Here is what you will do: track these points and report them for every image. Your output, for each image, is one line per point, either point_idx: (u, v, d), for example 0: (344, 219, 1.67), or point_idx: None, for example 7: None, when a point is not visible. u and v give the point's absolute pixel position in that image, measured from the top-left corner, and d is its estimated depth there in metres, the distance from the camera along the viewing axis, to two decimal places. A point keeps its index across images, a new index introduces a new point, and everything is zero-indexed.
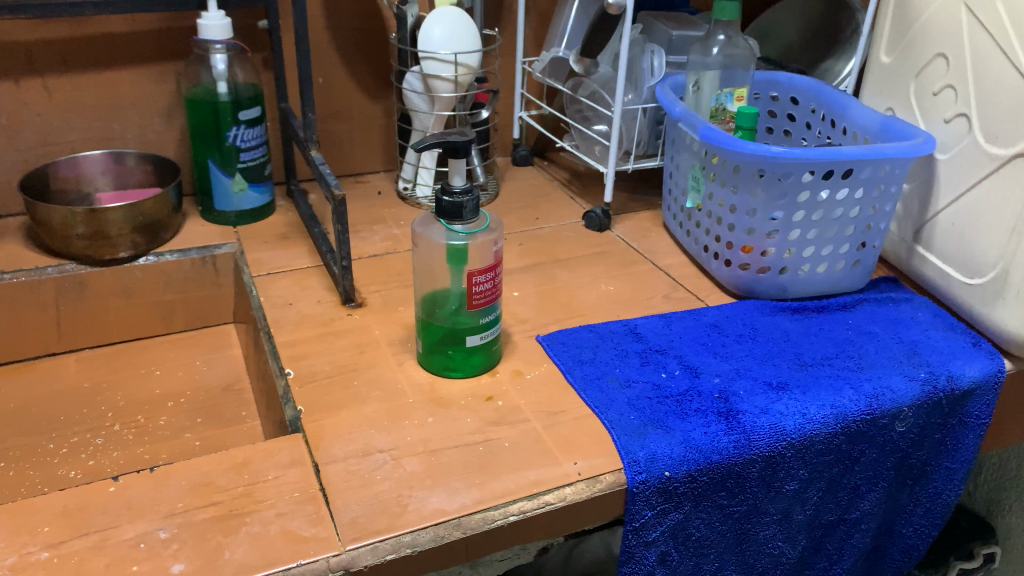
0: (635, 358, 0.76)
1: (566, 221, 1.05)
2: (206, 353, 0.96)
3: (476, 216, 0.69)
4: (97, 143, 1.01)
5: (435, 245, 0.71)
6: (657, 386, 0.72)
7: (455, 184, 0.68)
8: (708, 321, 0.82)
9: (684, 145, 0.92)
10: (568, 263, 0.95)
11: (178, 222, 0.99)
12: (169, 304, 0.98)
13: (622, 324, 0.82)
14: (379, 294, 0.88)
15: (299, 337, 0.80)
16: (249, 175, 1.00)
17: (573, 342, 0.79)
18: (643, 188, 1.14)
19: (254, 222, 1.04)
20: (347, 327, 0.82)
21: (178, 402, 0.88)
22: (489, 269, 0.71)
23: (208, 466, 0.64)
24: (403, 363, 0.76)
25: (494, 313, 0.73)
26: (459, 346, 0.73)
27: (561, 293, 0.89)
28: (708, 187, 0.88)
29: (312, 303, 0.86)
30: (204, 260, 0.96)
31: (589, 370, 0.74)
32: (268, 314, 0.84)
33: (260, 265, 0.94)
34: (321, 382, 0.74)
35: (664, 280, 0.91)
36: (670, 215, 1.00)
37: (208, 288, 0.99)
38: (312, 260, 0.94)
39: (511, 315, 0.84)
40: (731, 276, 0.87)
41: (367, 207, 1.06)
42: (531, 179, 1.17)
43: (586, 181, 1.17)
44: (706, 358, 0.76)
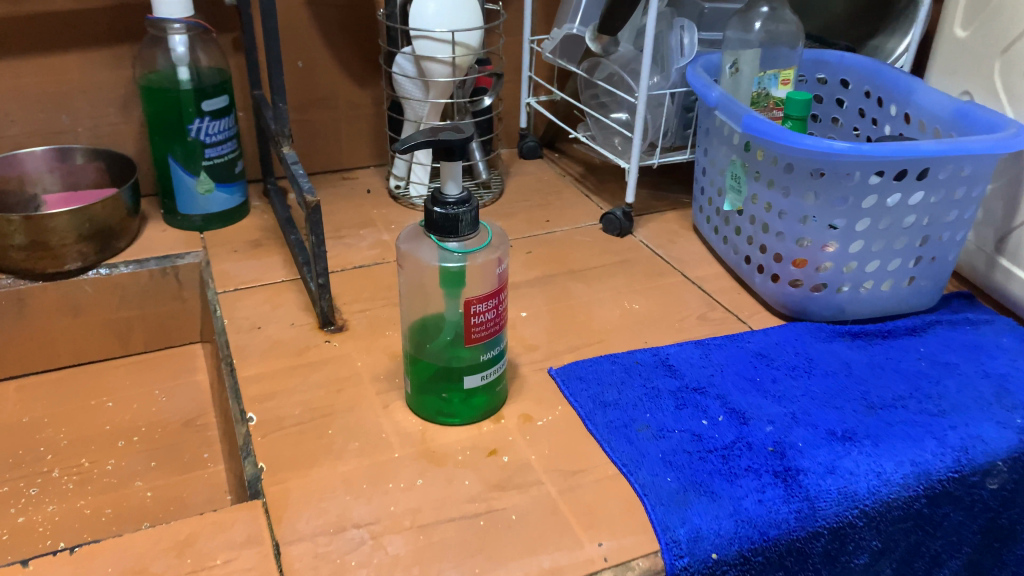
0: (670, 400, 0.64)
1: (581, 224, 0.92)
2: (168, 380, 0.82)
3: (475, 231, 0.56)
4: (44, 138, 0.88)
5: (426, 267, 0.58)
6: (698, 438, 0.60)
7: (448, 194, 0.55)
8: (752, 351, 0.70)
9: (721, 139, 0.79)
10: (585, 276, 0.81)
11: (134, 228, 0.86)
12: (125, 323, 0.84)
13: (651, 353, 0.69)
14: (365, 315, 0.75)
15: (267, 370, 0.67)
16: (216, 173, 0.86)
17: (593, 377, 0.66)
18: (667, 185, 1.00)
19: (225, 226, 0.90)
20: (325, 357, 0.69)
21: (130, 441, 0.75)
22: (491, 296, 0.58)
23: (143, 547, 0.52)
24: (389, 405, 0.63)
25: (496, 348, 0.60)
26: (455, 388, 0.60)
27: (577, 313, 0.75)
28: (751, 188, 0.75)
29: (284, 326, 0.73)
30: (164, 272, 0.84)
31: (615, 415, 0.62)
32: (232, 340, 0.71)
33: (227, 279, 0.81)
34: (289, 431, 0.61)
35: (696, 296, 0.78)
36: (703, 218, 0.87)
37: (170, 303, 0.86)
38: (287, 273, 0.81)
39: (519, 342, 0.71)
40: (779, 294, 0.74)
41: (354, 209, 0.93)
42: (541, 174, 1.03)
43: (602, 175, 1.03)
44: (754, 400, 0.64)
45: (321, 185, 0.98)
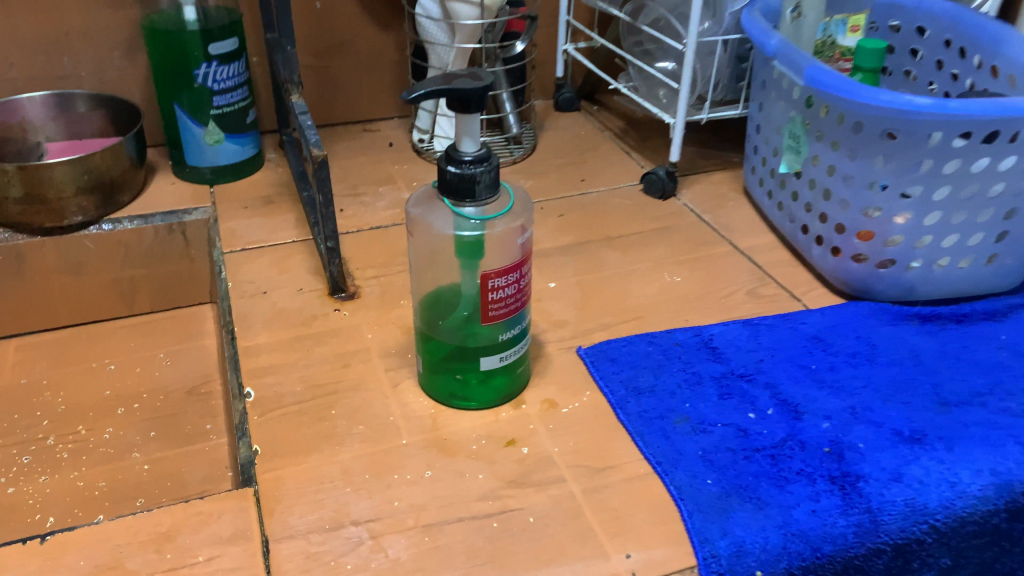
0: (713, 389, 0.57)
1: (619, 185, 0.84)
2: (173, 343, 0.77)
3: (495, 195, 0.50)
4: (45, 83, 0.82)
5: (440, 234, 0.51)
6: (743, 434, 0.53)
7: (465, 151, 0.48)
8: (807, 334, 0.63)
9: (778, 93, 0.71)
10: (622, 244, 0.74)
11: (140, 181, 0.81)
12: (129, 282, 0.80)
13: (692, 334, 0.63)
14: (379, 282, 0.69)
15: (269, 341, 0.62)
16: (226, 123, 0.80)
17: (626, 360, 0.60)
18: (715, 143, 0.92)
19: (236, 180, 0.84)
20: (333, 328, 0.63)
21: (130, 408, 0.70)
22: (512, 269, 0.51)
23: (121, 539, 0.47)
24: (398, 385, 0.57)
25: (517, 327, 0.53)
26: (471, 370, 0.54)
27: (611, 286, 0.68)
28: (811, 150, 0.67)
29: (291, 292, 0.67)
30: (170, 229, 0.78)
31: (649, 405, 0.56)
32: (234, 307, 0.65)
33: (235, 238, 0.75)
34: (289, 411, 0.55)
35: (744, 270, 0.70)
36: (755, 181, 0.78)
37: (177, 263, 0.81)
38: (299, 233, 0.76)
39: (545, 317, 0.65)
40: (839, 270, 0.66)
41: (373, 165, 0.86)
42: (577, 129, 0.96)
43: (644, 131, 0.95)
44: (808, 391, 0.57)
45: (341, 138, 0.92)
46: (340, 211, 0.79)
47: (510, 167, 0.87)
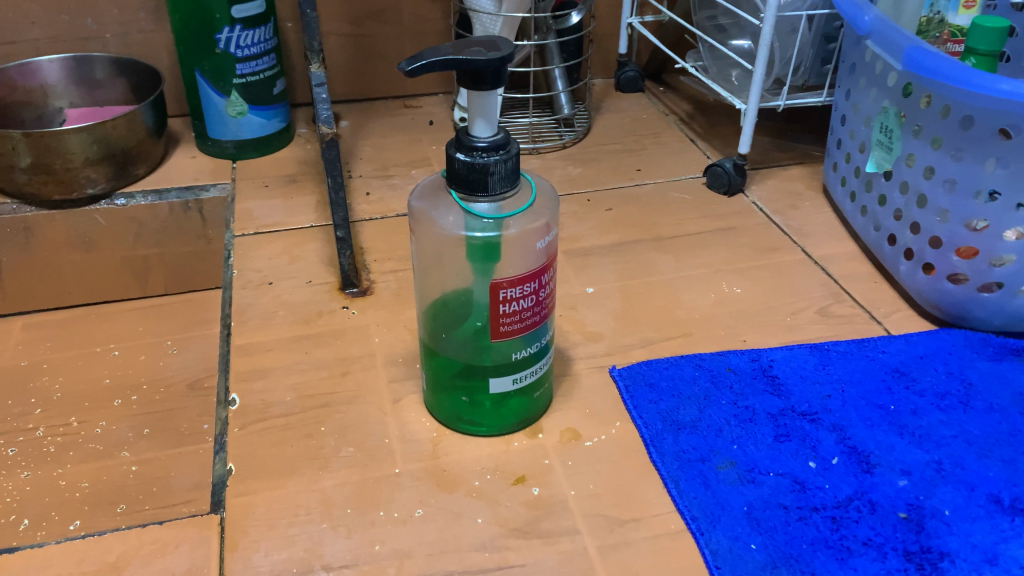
0: (768, 428, 0.48)
1: (680, 176, 0.75)
2: (180, 331, 0.72)
3: (514, 188, 0.42)
4: (68, 44, 0.78)
5: (446, 234, 0.43)
6: (800, 489, 0.44)
7: (478, 137, 0.40)
8: (887, 366, 0.53)
9: (870, 78, 0.60)
10: (676, 246, 0.65)
11: (157, 154, 0.75)
12: (142, 261, 0.75)
13: (748, 358, 0.53)
14: (397, 277, 0.62)
15: (267, 339, 0.55)
16: (250, 94, 0.74)
17: (666, 386, 0.51)
18: (794, 133, 0.81)
19: (261, 156, 0.78)
20: (339, 328, 0.56)
21: (128, 401, 0.65)
22: (529, 278, 0.43)
23: (62, 567, 0.41)
24: (400, 400, 0.50)
25: (536, 344, 0.45)
26: (479, 393, 0.46)
27: (659, 295, 0.59)
28: (906, 146, 0.56)
29: (298, 284, 0.61)
30: (186, 206, 0.73)
31: (689, 444, 0.47)
32: (235, 298, 0.59)
33: (249, 219, 0.69)
34: (273, 424, 0.49)
35: (816, 284, 0.61)
36: (837, 179, 0.68)
37: (193, 243, 0.75)
38: (318, 217, 0.69)
39: (578, 328, 0.56)
40: (931, 290, 0.56)
41: (408, 144, 0.80)
42: (637, 112, 0.86)
43: (714, 116, 0.85)
44: (885, 439, 0.47)
45: (378, 113, 0.86)
46: (366, 194, 0.72)
47: (559, 152, 0.78)
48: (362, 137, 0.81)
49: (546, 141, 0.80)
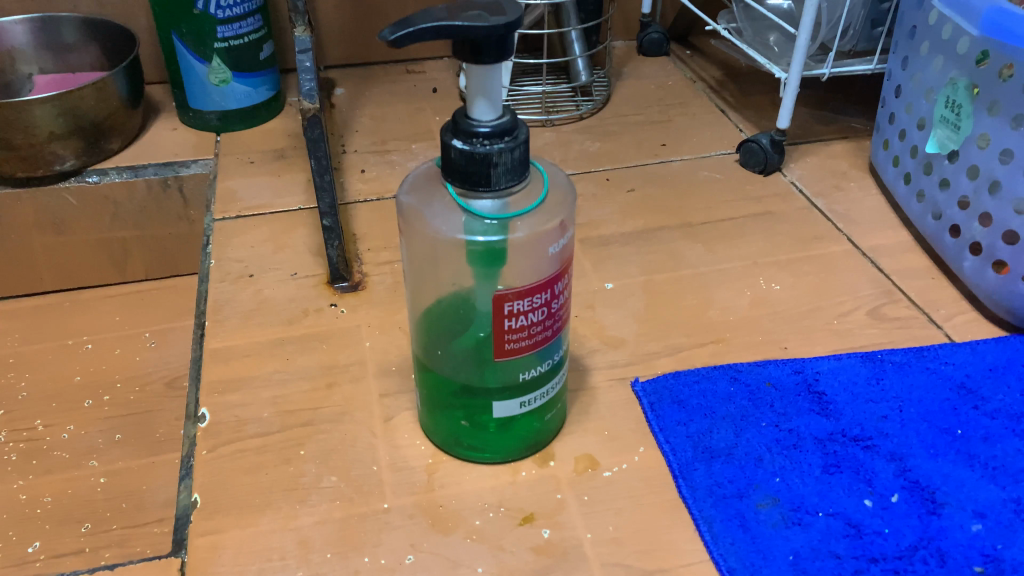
0: (815, 457, 0.42)
1: (709, 152, 0.67)
2: (160, 323, 0.66)
3: (520, 182, 0.35)
4: (37, 4, 0.70)
5: (441, 238, 0.37)
6: (855, 534, 0.38)
7: (479, 120, 0.33)
8: (951, 381, 0.46)
9: (936, 46, 0.53)
10: (707, 234, 0.58)
11: (133, 125, 0.68)
12: (120, 245, 0.69)
13: (790, 370, 0.47)
14: (393, 269, 0.55)
15: (245, 343, 0.49)
16: (234, 60, 0.66)
17: (696, 404, 0.44)
18: (836, 103, 0.73)
19: (248, 129, 0.71)
20: (325, 330, 0.50)
21: (100, 402, 0.59)
22: (540, 289, 0.36)
23: None
24: (392, 419, 0.44)
25: (548, 361, 0.39)
26: (481, 417, 0.40)
27: (687, 293, 0.53)
28: (977, 125, 0.49)
29: (283, 277, 0.54)
30: (165, 184, 0.66)
31: (725, 477, 0.40)
32: (212, 292, 0.53)
33: (232, 200, 0.62)
34: (247, 447, 0.43)
35: (865, 280, 0.54)
36: (888, 158, 0.61)
37: (174, 224, 0.69)
38: (307, 198, 0.62)
39: (596, 332, 0.50)
40: (1002, 292, 0.49)
41: (411, 114, 0.73)
42: (662, 78, 0.78)
43: (747, 84, 0.77)
44: (953, 471, 0.41)
45: (378, 80, 0.79)
46: (361, 171, 0.65)
47: (576, 124, 0.71)
48: (360, 107, 0.74)
49: (561, 112, 0.72)
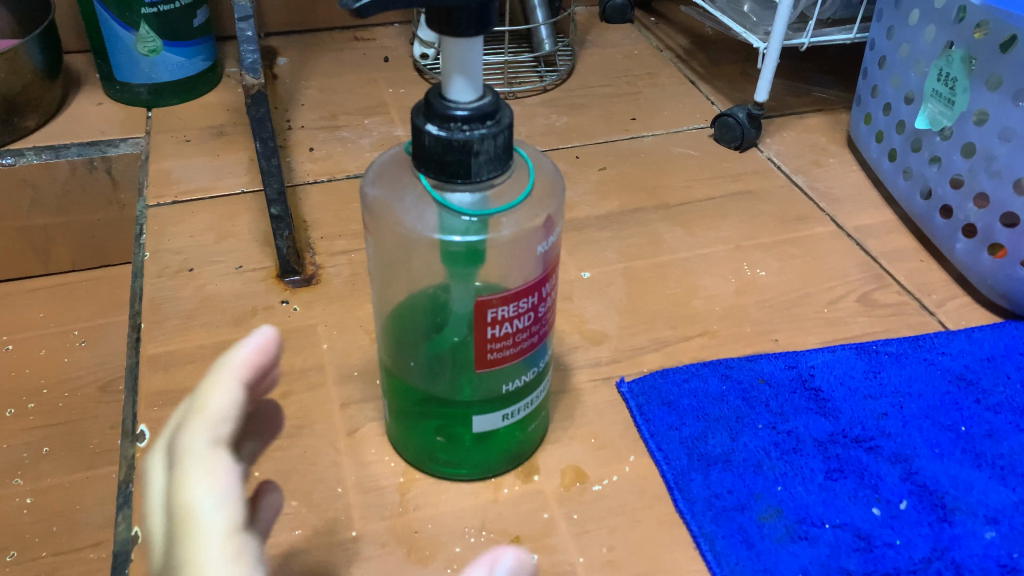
0: (818, 462, 0.39)
1: (683, 126, 0.64)
2: (90, 317, 0.61)
3: (503, 173, 0.30)
4: None
5: (413, 235, 0.32)
6: (865, 547, 0.35)
7: (456, 101, 0.29)
8: (949, 373, 0.43)
9: (929, 14, 0.50)
10: (686, 215, 0.55)
11: (51, 100, 0.62)
12: (42, 232, 0.63)
13: (784, 365, 0.44)
14: (350, 260, 0.50)
15: (188, 347, 0.44)
16: (165, 26, 0.60)
17: (688, 406, 0.41)
18: (809, 73, 0.71)
19: (182, 103, 0.65)
20: (278, 331, 0.45)
21: (24, 411, 0.53)
22: (526, 292, 0.32)
23: None
24: (357, 433, 0.40)
25: (534, 368, 0.35)
26: (458, 430, 0.35)
27: (669, 281, 0.49)
28: (974, 100, 0.46)
29: (228, 270, 0.49)
30: (91, 165, 0.60)
31: (724, 486, 0.37)
32: (149, 289, 0.48)
33: (167, 182, 0.56)
34: None
35: (853, 263, 0.51)
36: (870, 132, 0.58)
37: (103, 209, 0.62)
38: (251, 179, 0.57)
39: (577, 327, 0.46)
40: (999, 276, 0.46)
41: (362, 85, 0.68)
42: (628, 47, 0.74)
43: (717, 52, 0.74)
44: (960, 473, 0.38)
45: (324, 48, 0.73)
46: (310, 149, 0.60)
47: (540, 97, 0.66)
48: (306, 78, 0.68)
49: (524, 84, 0.68)
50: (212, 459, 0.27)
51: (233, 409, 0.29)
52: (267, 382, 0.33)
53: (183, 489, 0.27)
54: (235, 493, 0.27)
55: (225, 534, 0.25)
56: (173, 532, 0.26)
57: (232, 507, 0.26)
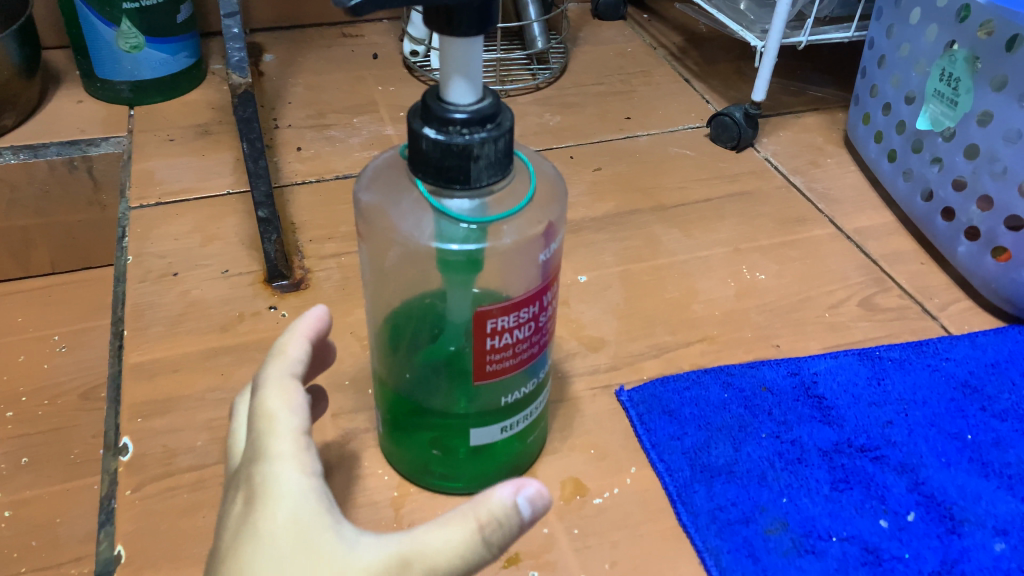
0: (823, 472, 0.38)
1: (678, 125, 0.63)
2: (70, 323, 0.59)
3: (504, 178, 0.29)
4: None
5: (409, 243, 0.31)
6: (874, 561, 0.34)
7: (455, 104, 0.27)
8: (954, 379, 0.43)
9: (931, 13, 0.49)
10: (683, 216, 0.54)
11: (30, 98, 0.60)
12: (20, 234, 0.61)
13: (787, 372, 0.43)
14: (340, 264, 0.49)
15: (173, 355, 0.43)
16: (147, 22, 0.58)
17: (689, 415, 0.40)
18: (805, 71, 0.70)
19: (166, 101, 0.63)
20: (266, 338, 0.44)
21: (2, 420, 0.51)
22: (527, 302, 0.30)
23: None
24: (349, 444, 0.38)
25: (534, 379, 0.34)
26: (455, 444, 0.34)
27: (668, 284, 0.48)
28: (978, 101, 0.45)
29: (214, 275, 0.48)
30: (71, 165, 0.58)
31: (727, 499, 0.36)
32: (132, 294, 0.46)
33: (151, 183, 0.55)
34: (180, 483, 0.36)
35: (854, 266, 0.50)
36: (869, 132, 0.57)
37: (84, 210, 0.61)
38: (238, 179, 0.55)
39: (574, 332, 0.45)
40: (1002, 280, 0.46)
41: (351, 83, 0.66)
42: (622, 44, 0.73)
43: (711, 50, 0.73)
44: (968, 483, 0.38)
45: (312, 44, 0.71)
46: (298, 149, 0.58)
47: (533, 95, 0.65)
48: (293, 75, 0.67)
49: (517, 82, 0.67)
50: (285, 378, 0.29)
51: (305, 350, 0.31)
52: (330, 350, 0.35)
53: (262, 397, 0.28)
54: (303, 403, 0.28)
55: (296, 432, 0.27)
56: (251, 432, 0.27)
57: (304, 415, 0.28)
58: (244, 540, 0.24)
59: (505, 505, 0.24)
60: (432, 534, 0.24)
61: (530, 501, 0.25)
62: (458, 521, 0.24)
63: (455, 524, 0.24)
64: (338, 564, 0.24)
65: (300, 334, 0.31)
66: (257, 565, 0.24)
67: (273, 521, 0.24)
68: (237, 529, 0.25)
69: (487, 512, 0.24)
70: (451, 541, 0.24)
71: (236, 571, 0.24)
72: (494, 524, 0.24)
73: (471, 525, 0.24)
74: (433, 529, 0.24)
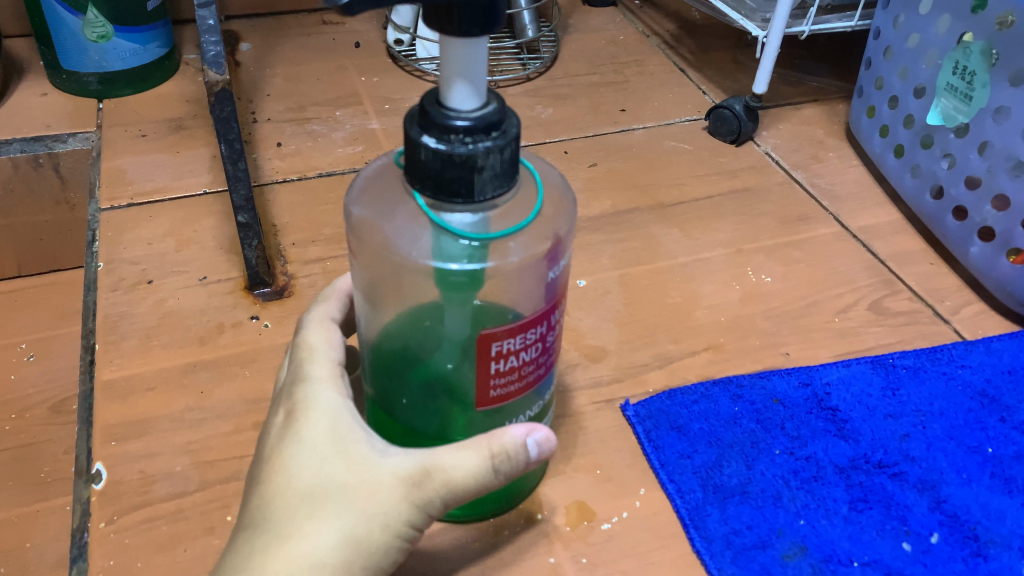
0: (840, 490, 0.36)
1: (674, 117, 0.60)
2: (37, 330, 0.57)
3: (509, 189, 0.27)
4: None
5: (405, 262, 0.28)
6: None
7: (456, 110, 0.25)
8: (971, 389, 0.41)
9: (943, 3, 0.47)
10: (683, 215, 0.51)
11: None
12: None
13: (798, 382, 0.41)
14: (324, 269, 0.46)
15: (148, 371, 0.40)
16: (115, 10, 0.55)
17: (699, 430, 0.38)
18: (802, 61, 0.68)
19: (136, 93, 0.60)
20: (247, 351, 0.41)
21: None
22: (533, 323, 0.28)
23: None
24: None
25: (540, 401, 0.32)
26: None
27: (669, 289, 0.46)
28: (995, 96, 0.43)
29: (192, 282, 0.45)
30: (36, 163, 0.54)
31: (742, 522, 0.34)
32: (103, 305, 0.43)
33: (122, 181, 0.51)
34: (157, 514, 0.34)
35: (861, 268, 0.48)
36: (874, 126, 0.55)
37: (51, 210, 0.57)
38: (214, 178, 0.52)
39: (574, 342, 0.43)
40: (1018, 283, 0.44)
41: (332, 73, 0.63)
42: (613, 32, 0.71)
43: (707, 39, 0.70)
44: (991, 501, 0.36)
45: (290, 33, 0.68)
46: (278, 145, 0.55)
47: (523, 86, 0.63)
48: (271, 65, 0.64)
49: (506, 72, 0.64)
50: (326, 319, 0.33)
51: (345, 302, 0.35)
52: None
53: (307, 333, 0.32)
54: (341, 341, 0.33)
55: (332, 362, 0.31)
56: (296, 359, 0.31)
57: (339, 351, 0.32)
58: (287, 442, 0.28)
59: (516, 442, 0.28)
60: (448, 453, 0.27)
61: (538, 444, 0.28)
62: (473, 448, 0.27)
63: (471, 449, 0.27)
64: (368, 467, 0.27)
65: (340, 288, 0.36)
66: (297, 459, 0.27)
67: (312, 428, 0.28)
68: (278, 436, 0.29)
69: (500, 445, 0.28)
70: (466, 463, 0.27)
71: (277, 463, 0.28)
72: (504, 455, 0.28)
73: (485, 453, 0.27)
74: (452, 449, 0.28)
